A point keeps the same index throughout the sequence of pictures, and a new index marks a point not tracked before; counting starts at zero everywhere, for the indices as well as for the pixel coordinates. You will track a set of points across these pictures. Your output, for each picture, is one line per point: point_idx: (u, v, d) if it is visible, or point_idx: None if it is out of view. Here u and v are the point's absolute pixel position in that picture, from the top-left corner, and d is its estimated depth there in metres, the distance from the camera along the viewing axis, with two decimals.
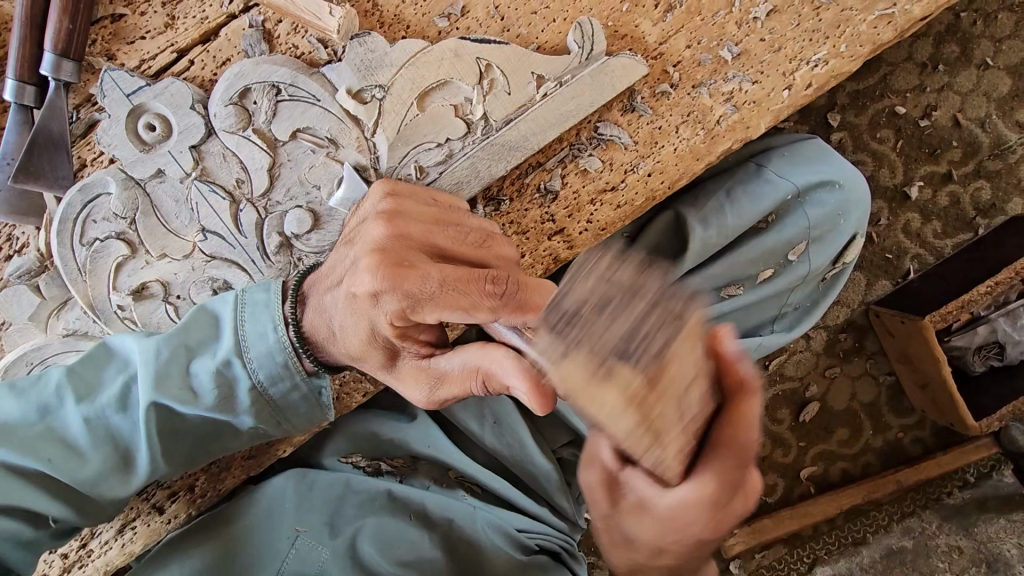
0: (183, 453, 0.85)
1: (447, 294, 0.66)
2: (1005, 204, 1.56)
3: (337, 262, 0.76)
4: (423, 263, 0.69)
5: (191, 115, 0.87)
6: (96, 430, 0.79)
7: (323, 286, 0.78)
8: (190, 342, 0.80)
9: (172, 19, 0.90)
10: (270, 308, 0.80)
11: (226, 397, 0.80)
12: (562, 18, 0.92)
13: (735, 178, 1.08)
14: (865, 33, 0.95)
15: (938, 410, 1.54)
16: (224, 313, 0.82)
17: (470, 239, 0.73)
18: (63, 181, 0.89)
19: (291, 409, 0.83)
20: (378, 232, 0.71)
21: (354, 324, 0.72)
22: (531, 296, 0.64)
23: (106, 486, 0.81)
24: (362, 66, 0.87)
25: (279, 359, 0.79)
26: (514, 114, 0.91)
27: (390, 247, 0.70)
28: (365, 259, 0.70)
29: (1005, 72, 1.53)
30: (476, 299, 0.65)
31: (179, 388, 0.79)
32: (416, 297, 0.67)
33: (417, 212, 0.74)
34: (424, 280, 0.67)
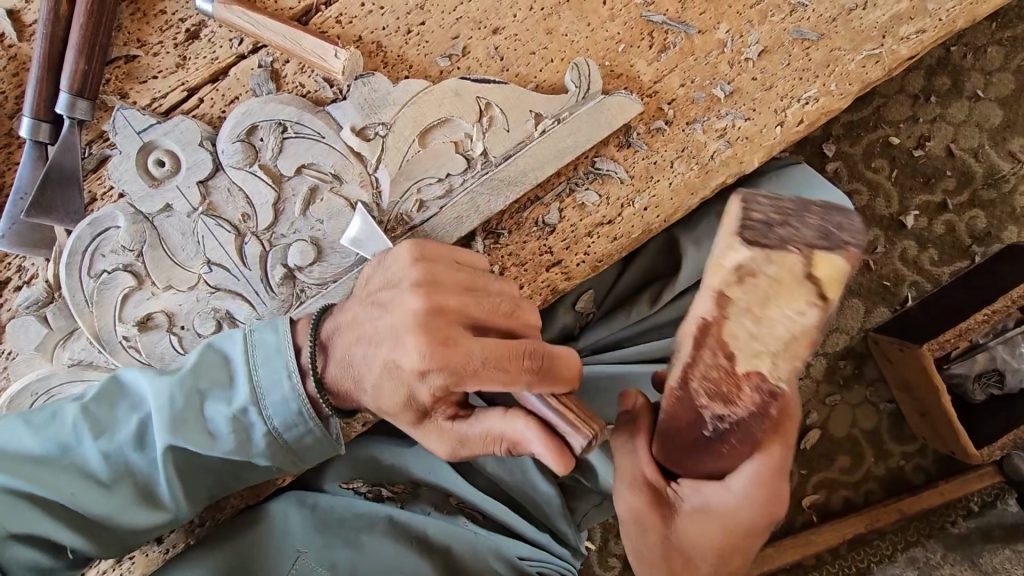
0: (202, 489, 0.86)
1: (491, 372, 0.69)
2: (999, 233, 1.58)
3: (365, 318, 0.78)
4: (464, 340, 0.71)
5: (199, 152, 0.90)
6: (116, 467, 0.80)
7: (349, 336, 0.79)
8: (205, 386, 0.81)
9: (183, 59, 0.93)
10: (283, 355, 0.81)
11: (241, 441, 0.81)
12: (560, 58, 0.95)
13: (729, 206, 1.10)
14: (854, 72, 0.98)
15: (939, 438, 1.55)
16: (236, 359, 0.82)
17: (500, 309, 0.76)
18: (74, 216, 0.92)
19: (304, 450, 0.84)
20: (415, 302, 0.73)
21: (391, 388, 0.74)
22: (564, 368, 0.71)
23: (131, 521, 0.82)
24: (366, 104, 0.90)
25: (292, 407, 0.80)
26: (513, 151, 0.93)
27: (432, 324, 0.71)
28: (410, 335, 0.71)
29: (997, 104, 1.56)
30: (515, 375, 0.69)
31: (196, 431, 0.80)
32: (461, 373, 0.69)
33: (449, 281, 0.76)
34: (468, 356, 0.70)
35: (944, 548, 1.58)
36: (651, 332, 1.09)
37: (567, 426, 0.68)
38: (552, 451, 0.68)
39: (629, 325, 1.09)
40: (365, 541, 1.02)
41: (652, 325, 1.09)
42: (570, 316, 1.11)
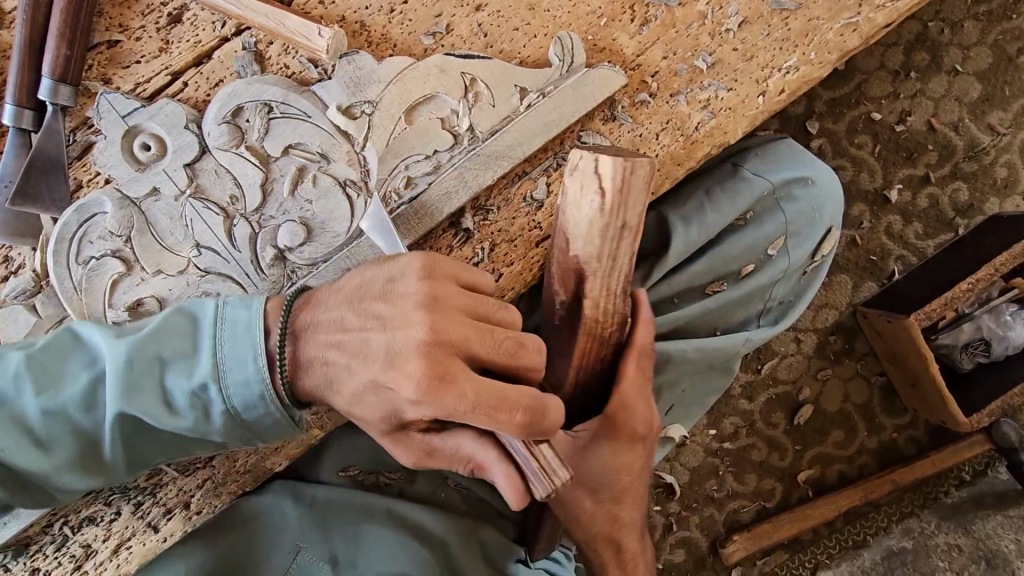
0: (150, 458, 0.83)
1: (479, 414, 0.65)
2: (982, 204, 1.61)
3: (354, 325, 0.75)
4: (460, 377, 0.67)
5: (185, 135, 0.90)
6: (54, 422, 0.76)
7: (330, 327, 0.76)
8: (166, 353, 0.78)
9: (165, 44, 0.93)
10: (250, 331, 0.77)
11: (196, 417, 0.78)
12: (543, 34, 0.96)
13: (713, 179, 1.12)
14: (833, 41, 0.99)
15: (927, 407, 1.58)
16: (201, 328, 0.79)
17: (502, 348, 0.71)
18: (60, 203, 0.91)
19: (263, 429, 0.81)
20: (417, 330, 0.69)
21: (371, 402, 0.73)
22: (532, 360, 0.71)
23: (67, 476, 0.79)
24: (351, 83, 0.91)
25: (255, 388, 0.77)
26: (499, 126, 0.94)
27: (436, 357, 0.68)
28: (409, 362, 0.68)
29: (974, 77, 1.59)
30: (505, 423, 0.66)
31: (150, 400, 0.77)
32: (451, 415, 0.66)
33: (455, 300, 0.72)
34: (459, 399, 0.65)
35: (938, 518, 1.61)
36: None
37: (535, 395, 0.70)
38: (516, 489, 0.69)
39: None
40: (363, 531, 1.06)
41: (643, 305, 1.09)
42: None
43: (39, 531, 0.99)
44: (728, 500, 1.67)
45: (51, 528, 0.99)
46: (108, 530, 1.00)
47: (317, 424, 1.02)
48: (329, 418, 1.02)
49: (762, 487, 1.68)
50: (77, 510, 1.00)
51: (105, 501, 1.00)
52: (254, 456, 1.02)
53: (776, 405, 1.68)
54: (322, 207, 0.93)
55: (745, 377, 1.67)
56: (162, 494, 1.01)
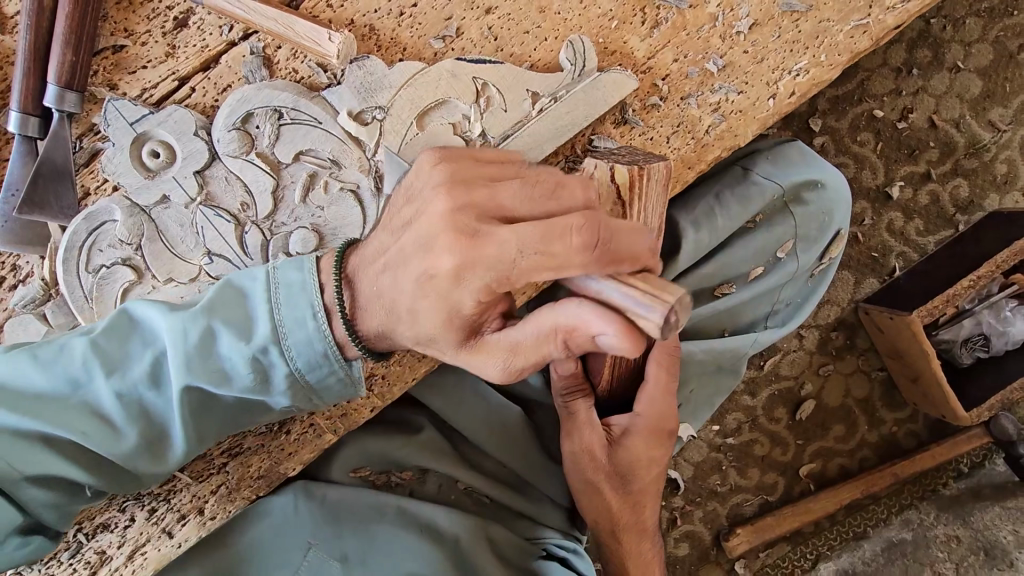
0: (215, 428, 0.85)
1: (529, 259, 0.61)
2: (982, 201, 1.62)
3: (381, 254, 0.74)
4: (493, 230, 0.63)
5: (195, 141, 0.89)
6: (129, 404, 0.78)
7: (372, 268, 0.75)
8: (221, 321, 0.78)
9: (172, 49, 0.91)
10: (306, 291, 0.78)
11: (261, 381, 0.80)
12: (554, 37, 0.95)
13: (722, 181, 1.12)
14: (843, 43, 0.99)
15: (929, 403, 1.60)
16: (255, 293, 0.79)
17: (538, 193, 0.64)
18: (68, 211, 0.90)
19: (325, 390, 0.82)
20: (436, 198, 0.65)
21: (426, 307, 0.69)
22: (621, 245, 0.61)
23: (141, 461, 0.81)
24: (362, 88, 0.90)
25: (319, 347, 0.78)
26: (511, 131, 0.93)
27: (459, 210, 0.64)
28: (437, 236, 0.65)
29: (976, 74, 1.59)
30: (568, 257, 0.60)
31: (215, 371, 0.78)
32: (498, 266, 0.62)
33: (471, 169, 0.68)
34: (503, 245, 0.61)
35: (937, 509, 1.64)
36: None
37: (641, 303, 0.59)
38: (623, 329, 0.61)
39: None
40: (376, 531, 1.05)
41: None
42: None
43: None
44: (732, 494, 1.69)
45: (64, 535, 0.99)
46: (123, 536, 1.00)
47: (329, 429, 1.02)
48: (341, 423, 1.03)
49: (764, 482, 1.69)
50: (90, 518, 1.00)
51: (118, 508, 1.00)
52: (269, 461, 1.02)
53: (779, 400, 1.69)
54: (333, 214, 0.93)
55: (748, 374, 1.68)
56: (175, 499, 1.00)
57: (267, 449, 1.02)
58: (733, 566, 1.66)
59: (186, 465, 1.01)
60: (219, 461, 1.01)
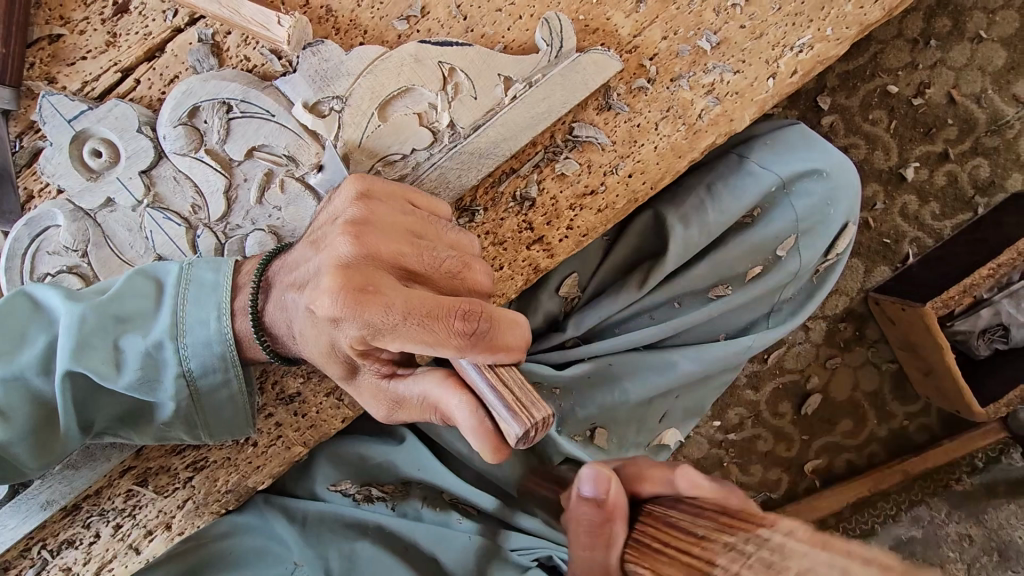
0: (104, 421, 0.82)
1: (412, 326, 0.60)
2: (1004, 181, 1.51)
3: (301, 261, 0.72)
4: (389, 288, 0.63)
5: (139, 139, 0.82)
6: (12, 390, 0.75)
7: (285, 280, 0.74)
8: (123, 315, 0.77)
9: (113, 37, 0.84)
10: (216, 292, 0.78)
11: (153, 381, 0.78)
12: (529, 15, 0.87)
13: (717, 171, 1.02)
14: (851, 14, 0.89)
15: (942, 396, 1.51)
16: (164, 287, 0.79)
17: (444, 267, 0.68)
18: (10, 216, 0.85)
19: (218, 402, 0.82)
20: (345, 247, 0.66)
21: (314, 336, 0.69)
22: (502, 335, 0.60)
23: (19, 449, 0.78)
24: (317, 76, 0.82)
25: (215, 351, 0.78)
26: (482, 120, 0.86)
27: (357, 266, 0.65)
28: (327, 276, 0.64)
29: (1000, 44, 1.47)
30: (442, 336, 0.59)
31: (104, 361, 0.76)
32: (377, 327, 0.61)
33: (391, 221, 0.70)
34: (388, 309, 0.61)
35: (949, 506, 1.53)
36: (642, 314, 1.04)
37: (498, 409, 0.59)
38: (489, 441, 0.64)
39: (618, 311, 1.03)
40: (358, 548, 1.02)
41: (640, 308, 1.03)
42: (554, 301, 1.05)
43: (16, 555, 0.95)
44: None
45: (29, 552, 0.95)
46: (88, 553, 0.96)
47: (298, 441, 0.97)
48: (311, 434, 0.97)
49: (767, 478, 1.63)
50: (55, 533, 0.96)
51: (82, 523, 0.96)
52: (236, 475, 0.97)
53: (783, 394, 1.62)
54: (290, 215, 0.86)
55: (751, 367, 1.61)
56: (141, 515, 0.96)
57: (233, 462, 0.97)
58: None
59: (149, 480, 0.97)
60: (184, 475, 0.97)
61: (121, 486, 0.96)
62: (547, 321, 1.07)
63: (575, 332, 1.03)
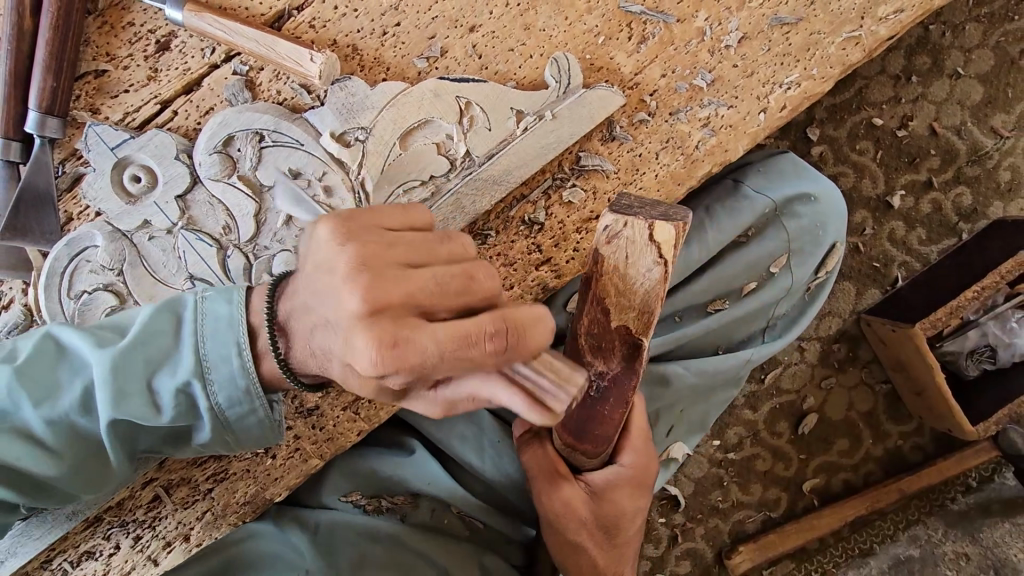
0: (145, 453, 0.86)
1: (451, 361, 0.61)
2: (985, 209, 1.59)
3: (313, 295, 0.70)
4: (416, 330, 0.62)
5: (176, 165, 0.88)
6: (58, 434, 0.79)
7: (305, 312, 0.75)
8: (154, 355, 0.80)
9: (154, 72, 0.91)
10: (235, 330, 0.80)
11: (188, 414, 0.82)
12: (539, 54, 0.94)
13: (714, 197, 1.09)
14: (835, 55, 0.97)
15: (934, 415, 1.55)
16: (188, 323, 0.82)
17: (452, 287, 0.65)
18: (50, 237, 0.89)
19: (245, 430, 0.84)
20: (353, 300, 0.62)
21: (356, 376, 0.70)
22: (534, 336, 0.63)
23: (71, 484, 0.83)
24: (344, 109, 0.89)
25: (240, 385, 0.81)
26: (496, 150, 0.92)
27: (374, 319, 0.62)
28: (351, 330, 0.62)
29: (977, 81, 1.56)
30: (482, 357, 0.62)
31: (140, 404, 0.79)
32: (420, 370, 0.62)
33: (383, 253, 0.66)
34: (423, 351, 0.61)
35: (945, 524, 1.56)
36: None
37: (557, 390, 0.63)
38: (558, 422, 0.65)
39: None
40: (369, 555, 1.05)
41: None
42: (561, 318, 1.11)
43: (37, 567, 0.97)
44: (733, 510, 1.64)
45: (49, 564, 0.98)
46: (107, 565, 0.98)
47: (315, 454, 1.01)
48: (329, 448, 1.01)
49: (767, 497, 1.65)
50: (76, 545, 0.98)
51: (103, 535, 0.99)
52: (254, 487, 1.01)
53: (781, 413, 1.65)
54: None
55: (749, 387, 1.65)
56: (161, 527, 0.99)
57: (253, 475, 1.01)
58: None
59: (170, 492, 1.00)
60: (205, 486, 1.00)
61: (143, 498, 0.99)
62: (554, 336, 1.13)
63: None
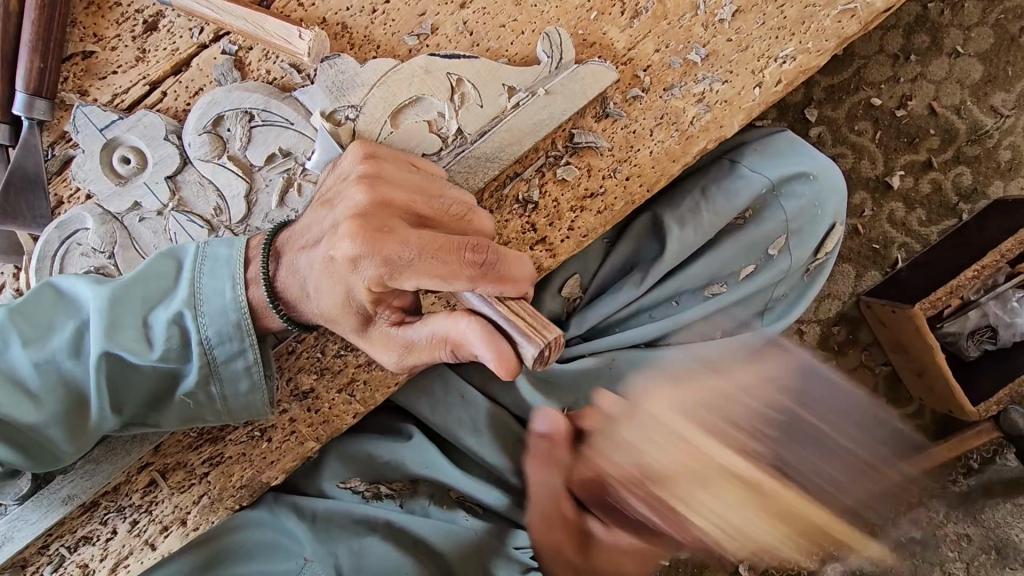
0: (131, 403, 0.85)
1: (425, 260, 0.68)
2: (986, 188, 1.57)
3: (314, 222, 0.78)
4: (403, 229, 0.70)
5: (165, 146, 0.88)
6: (47, 375, 0.80)
7: (296, 246, 0.80)
8: (147, 294, 0.81)
9: (142, 52, 0.90)
10: (230, 265, 0.82)
11: (179, 353, 0.82)
12: (531, 30, 0.93)
13: (710, 175, 1.09)
14: (831, 27, 0.96)
15: (935, 397, 1.54)
16: (182, 264, 0.83)
17: (451, 211, 0.75)
18: (41, 220, 0.89)
19: (235, 372, 0.85)
20: (360, 196, 0.73)
21: (330, 287, 0.75)
22: (510, 267, 0.68)
23: (55, 430, 0.82)
24: (334, 87, 0.88)
25: (231, 318, 0.81)
26: (487, 127, 0.91)
27: (372, 213, 0.72)
28: (345, 224, 0.71)
29: (976, 59, 1.55)
30: (455, 268, 0.67)
31: (132, 339, 0.80)
32: (395, 264, 0.69)
33: (399, 176, 0.76)
34: (403, 246, 0.68)
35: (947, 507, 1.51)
36: (641, 313, 1.12)
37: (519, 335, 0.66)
38: (500, 356, 0.68)
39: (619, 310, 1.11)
40: (367, 544, 1.05)
41: (638, 308, 1.11)
42: (556, 302, 1.11)
43: (35, 552, 0.97)
44: None
45: (47, 549, 0.98)
46: (105, 549, 0.98)
47: (311, 436, 1.00)
48: (324, 430, 1.01)
49: None
50: (73, 529, 0.98)
51: (100, 519, 0.99)
52: (250, 470, 1.00)
53: None
54: None
55: None
56: (158, 511, 0.99)
57: (248, 458, 1.00)
58: (736, 568, 1.60)
59: (167, 476, 1.00)
60: (201, 470, 1.00)
61: (139, 483, 0.99)
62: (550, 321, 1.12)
63: (578, 330, 1.12)
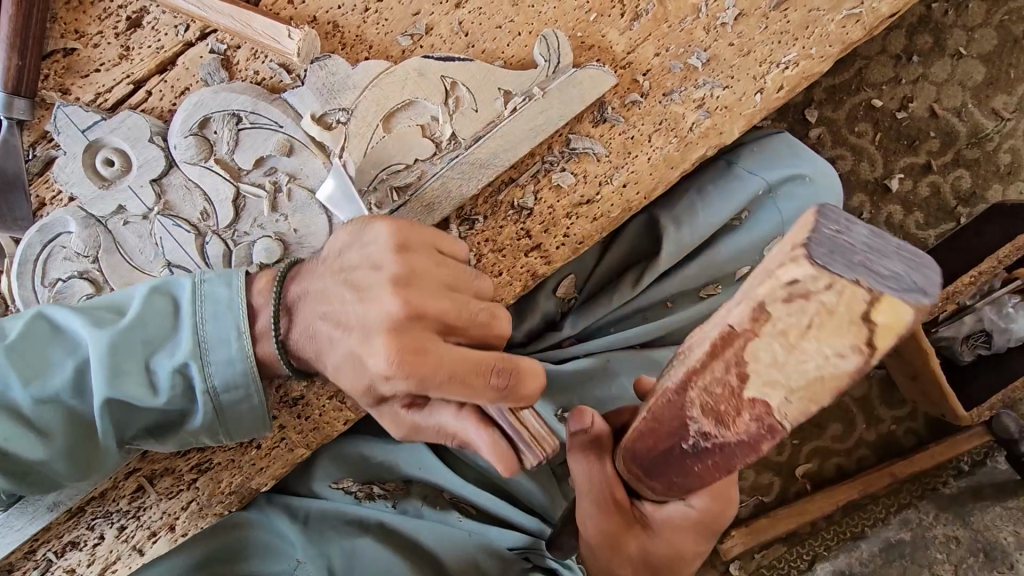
0: (135, 437, 0.84)
1: (455, 385, 0.66)
2: (984, 192, 1.56)
3: (337, 296, 0.74)
4: (439, 349, 0.67)
5: (150, 148, 0.85)
6: (50, 414, 0.77)
7: (314, 295, 0.77)
8: (148, 338, 0.79)
9: (126, 50, 0.87)
10: (235, 313, 0.80)
11: (184, 395, 0.81)
12: (528, 32, 0.90)
13: (707, 177, 1.07)
14: (834, 33, 0.94)
15: (928, 400, 1.53)
16: (184, 306, 0.80)
17: (464, 287, 0.73)
18: (21, 222, 0.86)
19: (239, 415, 0.83)
20: (391, 305, 0.68)
21: (349, 363, 0.72)
22: (486, 318, 0.73)
23: (60, 468, 0.80)
24: (324, 89, 0.86)
25: (238, 368, 0.80)
26: (482, 132, 0.89)
27: (406, 330, 0.67)
28: (377, 338, 0.67)
29: (979, 61, 1.53)
30: (452, 334, 0.69)
31: (138, 384, 0.78)
32: (428, 386, 0.66)
33: (431, 274, 0.72)
34: (437, 371, 0.66)
35: (936, 509, 1.56)
36: (636, 314, 1.09)
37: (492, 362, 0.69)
38: (506, 398, 0.68)
39: (612, 310, 1.07)
40: (360, 545, 1.03)
41: (633, 309, 1.08)
42: (551, 303, 1.10)
43: (20, 557, 0.96)
44: None
45: (34, 554, 0.96)
46: (92, 555, 0.97)
47: (301, 443, 0.99)
48: (315, 436, 1.00)
49: (759, 481, 1.64)
50: (59, 535, 0.97)
51: (87, 525, 0.97)
52: (240, 477, 1.00)
53: None
54: (299, 221, 0.88)
55: None
56: (146, 517, 0.98)
57: (237, 464, 0.99)
58: (727, 568, 1.60)
59: (155, 482, 0.98)
60: (189, 476, 0.99)
61: (126, 489, 0.98)
62: (543, 321, 1.11)
63: (572, 330, 1.08)
